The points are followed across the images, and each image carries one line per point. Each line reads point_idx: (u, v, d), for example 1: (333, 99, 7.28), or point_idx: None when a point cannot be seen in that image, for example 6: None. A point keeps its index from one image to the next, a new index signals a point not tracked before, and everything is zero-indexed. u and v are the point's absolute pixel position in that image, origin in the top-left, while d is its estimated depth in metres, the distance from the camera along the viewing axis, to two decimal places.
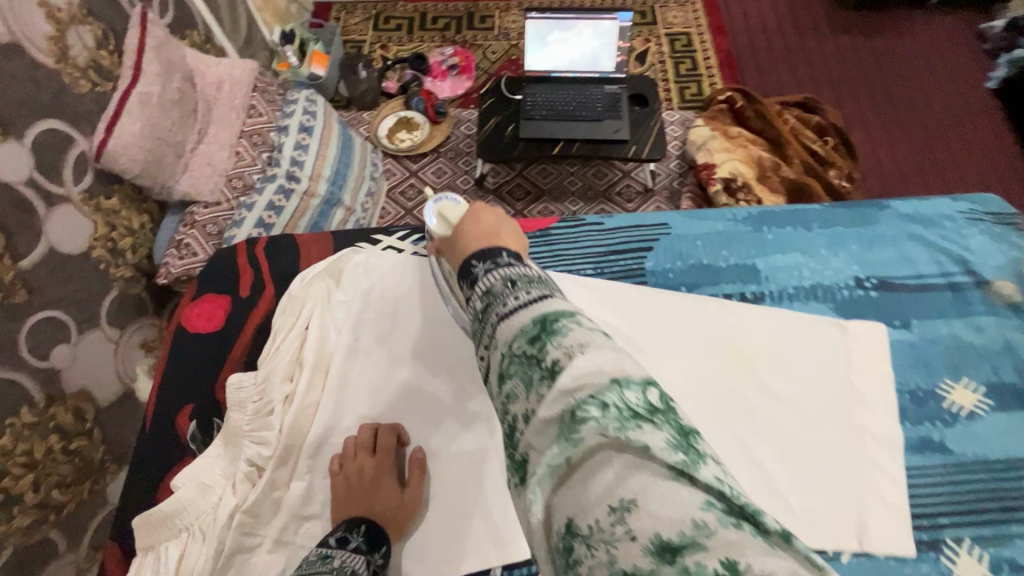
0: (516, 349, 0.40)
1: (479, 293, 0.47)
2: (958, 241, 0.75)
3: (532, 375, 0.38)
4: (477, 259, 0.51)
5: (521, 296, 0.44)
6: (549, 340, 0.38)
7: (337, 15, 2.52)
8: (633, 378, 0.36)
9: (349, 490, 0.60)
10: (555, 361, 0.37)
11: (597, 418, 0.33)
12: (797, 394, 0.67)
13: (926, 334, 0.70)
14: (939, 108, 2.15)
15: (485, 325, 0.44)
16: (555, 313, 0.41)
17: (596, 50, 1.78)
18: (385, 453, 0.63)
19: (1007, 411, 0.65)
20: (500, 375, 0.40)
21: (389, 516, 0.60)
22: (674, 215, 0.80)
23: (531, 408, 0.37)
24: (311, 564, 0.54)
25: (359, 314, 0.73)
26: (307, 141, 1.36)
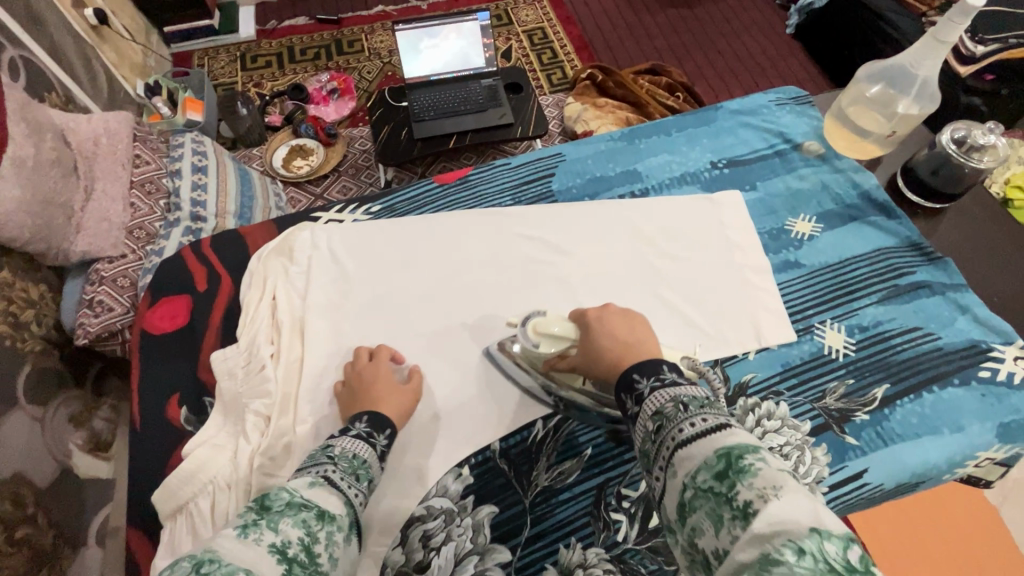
0: (702, 482, 0.44)
1: (647, 411, 0.52)
2: (775, 121, 0.98)
3: (722, 513, 0.42)
4: (639, 372, 0.56)
5: (697, 422, 0.48)
6: (739, 479, 0.42)
7: (200, 62, 2.50)
8: (832, 531, 0.38)
9: (354, 393, 0.69)
10: (747, 503, 0.41)
11: (792, 566, 0.36)
12: (693, 253, 0.84)
13: (769, 190, 0.91)
14: (756, 55, 2.58)
15: (660, 448, 0.49)
16: (737, 448, 0.45)
17: (465, 49, 1.96)
18: (381, 362, 0.72)
19: (834, 228, 0.87)
20: (681, 505, 0.45)
21: (391, 410, 0.68)
22: (565, 145, 0.96)
23: (721, 545, 0.41)
24: (315, 453, 0.59)
25: (316, 278, 0.80)
26: (204, 180, 1.37)
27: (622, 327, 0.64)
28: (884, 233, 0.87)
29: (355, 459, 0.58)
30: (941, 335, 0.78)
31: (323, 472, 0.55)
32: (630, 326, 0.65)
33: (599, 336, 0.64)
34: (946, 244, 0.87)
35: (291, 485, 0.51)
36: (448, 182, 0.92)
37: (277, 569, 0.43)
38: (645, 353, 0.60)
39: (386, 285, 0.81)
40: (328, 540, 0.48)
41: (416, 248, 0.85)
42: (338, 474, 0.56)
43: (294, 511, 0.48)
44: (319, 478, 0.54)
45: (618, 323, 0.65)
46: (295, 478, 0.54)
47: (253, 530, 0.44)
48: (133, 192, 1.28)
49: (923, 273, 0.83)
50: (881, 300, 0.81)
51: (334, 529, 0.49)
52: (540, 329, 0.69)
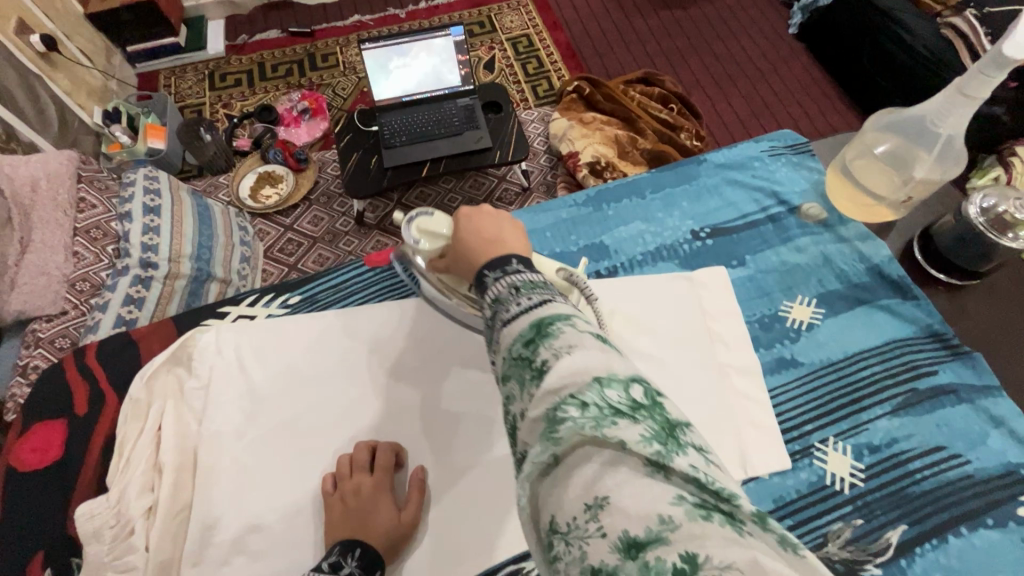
0: (514, 353, 0.39)
1: (487, 301, 0.46)
2: (768, 177, 0.84)
3: (524, 376, 0.38)
4: (488, 269, 0.47)
5: (525, 301, 0.42)
6: (543, 342, 0.38)
7: (166, 83, 2.37)
8: (619, 375, 0.35)
9: (346, 511, 0.59)
10: (543, 361, 0.37)
11: (575, 419, 0.33)
12: (667, 350, 0.70)
13: (760, 266, 0.77)
14: (757, 59, 2.40)
15: (493, 330, 0.43)
16: (552, 315, 0.40)
17: (437, 67, 1.81)
18: (383, 474, 0.62)
19: (839, 314, 0.73)
20: (499, 377, 0.40)
21: (385, 541, 0.58)
22: (520, 214, 0.82)
23: (523, 406, 0.37)
24: None
25: (215, 398, 0.67)
26: (157, 224, 1.22)
27: (490, 225, 0.53)
28: (898, 321, 0.72)
29: None
30: (971, 459, 0.64)
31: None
32: (501, 224, 0.54)
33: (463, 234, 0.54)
34: (972, 331, 0.73)
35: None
36: (380, 264, 0.79)
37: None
38: (506, 250, 0.50)
39: (301, 399, 0.69)
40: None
41: (339, 349, 0.72)
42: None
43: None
44: None
45: (487, 222, 0.54)
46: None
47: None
48: (77, 240, 1.14)
49: (947, 375, 0.69)
50: (896, 410, 0.67)
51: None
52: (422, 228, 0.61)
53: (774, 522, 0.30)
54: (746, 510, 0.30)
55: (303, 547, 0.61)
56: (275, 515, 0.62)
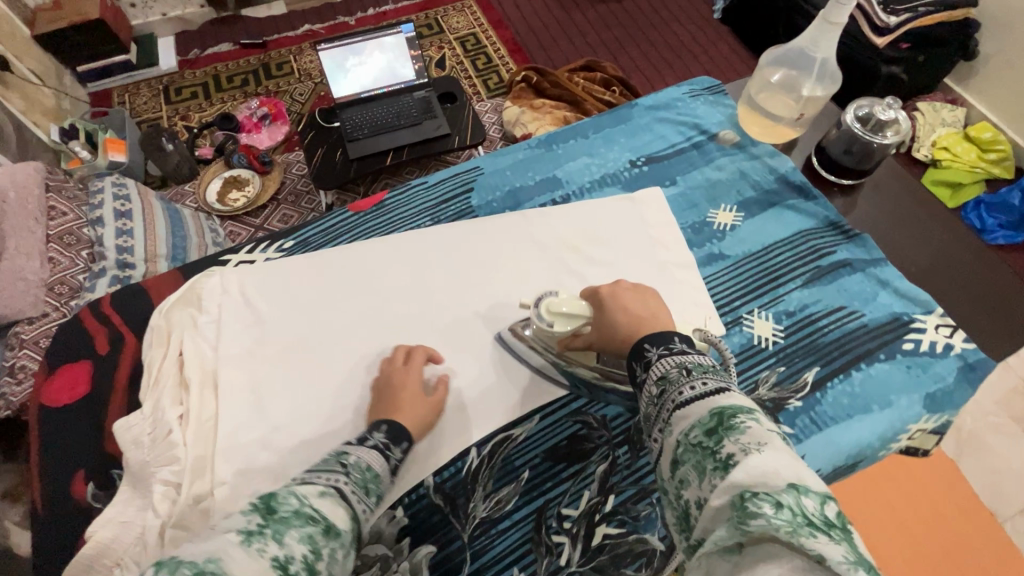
0: (694, 439, 0.48)
1: (652, 378, 0.56)
2: (690, 113, 0.98)
3: (706, 464, 0.46)
4: (650, 342, 0.59)
5: (696, 384, 0.52)
6: (725, 435, 0.46)
7: (121, 99, 2.39)
8: (811, 490, 0.41)
9: (384, 394, 0.68)
10: (729, 455, 0.45)
11: (768, 516, 0.39)
12: (618, 257, 0.83)
13: (689, 183, 0.91)
14: (686, 43, 2.62)
15: (661, 409, 0.53)
16: (730, 409, 0.48)
17: (390, 62, 1.92)
18: (416, 365, 0.70)
19: (755, 215, 0.88)
20: (674, 460, 0.49)
21: (415, 420, 0.66)
22: (483, 158, 0.94)
23: (702, 495, 0.45)
24: (326, 460, 0.56)
25: (227, 328, 0.76)
26: (129, 227, 1.26)
27: (634, 303, 0.65)
28: (802, 216, 0.87)
29: (367, 472, 0.56)
30: (865, 312, 0.79)
31: (336, 481, 0.53)
32: (644, 301, 0.66)
33: (614, 313, 0.65)
34: (863, 220, 0.89)
35: (301, 491, 0.49)
36: (363, 210, 0.88)
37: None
38: (656, 327, 0.61)
39: (306, 324, 0.78)
40: (333, 557, 0.46)
41: (334, 282, 0.81)
42: (351, 487, 0.53)
43: (300, 524, 0.46)
44: (331, 489, 0.51)
45: (631, 301, 0.66)
46: (306, 482, 0.51)
47: (258, 538, 0.43)
48: (50, 246, 1.20)
49: (844, 252, 0.84)
50: (806, 283, 0.81)
51: (337, 545, 0.47)
52: (554, 309, 0.69)
53: None
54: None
55: (319, 439, 0.70)
56: (291, 417, 0.71)
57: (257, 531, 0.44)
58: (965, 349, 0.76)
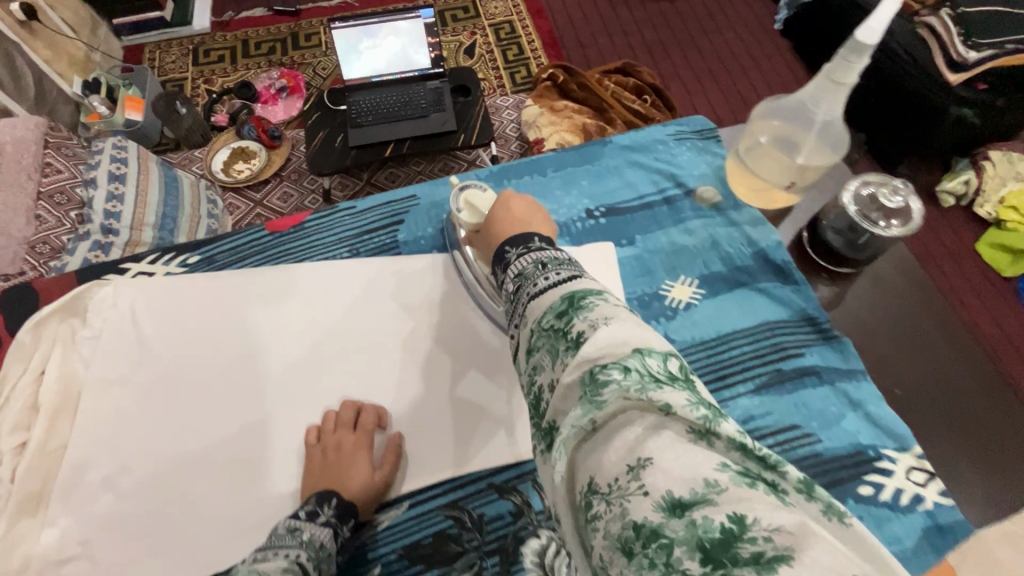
0: (546, 324, 0.43)
1: (513, 277, 0.51)
2: (670, 160, 0.85)
3: (558, 345, 0.40)
4: (512, 247, 0.55)
5: (550, 277, 0.47)
6: (575, 314, 0.41)
7: (150, 56, 2.39)
8: (655, 350, 0.37)
9: (325, 466, 0.64)
10: (579, 332, 0.39)
11: (618, 380, 0.34)
12: None
13: (649, 246, 0.78)
14: (738, 54, 2.39)
15: (519, 303, 0.48)
16: (582, 291, 0.43)
17: (405, 47, 1.80)
18: (364, 433, 0.66)
19: (717, 296, 0.75)
20: (529, 349, 0.43)
21: (360, 494, 0.62)
22: (422, 186, 0.84)
23: (556, 376, 0.39)
24: (282, 536, 0.56)
25: (106, 348, 0.71)
26: (121, 191, 1.11)
27: (524, 212, 0.63)
28: (774, 303, 0.74)
29: (321, 550, 0.56)
30: (822, 438, 0.65)
31: (294, 556, 0.54)
32: (532, 212, 0.64)
33: (496, 209, 0.64)
34: (851, 317, 0.74)
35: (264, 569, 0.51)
36: (280, 231, 0.80)
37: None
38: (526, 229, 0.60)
39: (189, 352, 0.72)
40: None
41: (231, 309, 0.75)
42: (310, 564, 0.54)
43: None
44: (291, 567, 0.53)
45: (522, 210, 0.63)
46: (264, 559, 0.54)
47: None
48: (39, 204, 1.04)
49: (813, 357, 0.70)
50: (757, 389, 0.68)
51: None
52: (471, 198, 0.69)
53: (819, 492, 0.30)
54: (790, 478, 0.31)
55: (171, 489, 0.64)
56: (147, 459, 0.65)
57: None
58: (937, 504, 0.62)
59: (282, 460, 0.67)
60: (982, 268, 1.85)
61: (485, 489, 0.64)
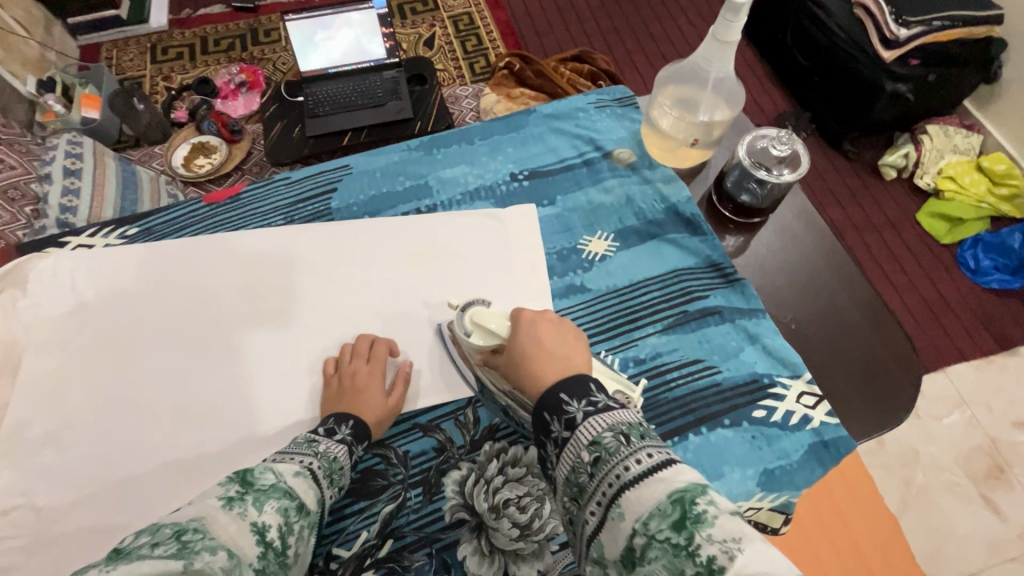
0: (659, 533, 0.40)
1: (582, 440, 0.48)
2: (590, 126, 0.90)
3: (683, 567, 0.39)
4: (567, 393, 0.52)
5: (640, 459, 0.45)
6: (698, 530, 0.39)
7: (107, 55, 2.37)
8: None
9: (341, 389, 0.69)
10: (712, 558, 0.38)
11: None
12: (471, 279, 0.78)
13: (568, 204, 0.83)
14: (689, 39, 2.47)
15: (601, 483, 0.45)
16: (688, 491, 0.42)
17: (359, 37, 1.83)
18: (377, 361, 0.70)
19: (631, 247, 0.80)
20: (633, 552, 0.41)
21: (374, 418, 0.67)
22: (355, 157, 0.88)
23: None
24: (300, 444, 0.60)
25: (46, 316, 0.73)
26: (78, 185, 1.12)
27: (552, 335, 0.60)
28: (682, 253, 0.79)
29: (334, 463, 0.59)
30: (722, 369, 0.71)
31: (306, 463, 0.57)
32: (563, 335, 0.61)
33: (524, 330, 0.60)
34: (751, 264, 0.81)
35: (278, 470, 0.53)
36: (217, 202, 0.85)
37: (254, 553, 0.44)
38: (566, 364, 0.56)
39: (128, 318, 0.75)
40: (299, 534, 0.49)
41: (170, 275, 0.78)
42: (320, 472, 0.57)
43: (277, 497, 0.49)
44: (303, 470, 0.55)
45: (549, 333, 0.60)
46: (280, 461, 0.56)
47: (238, 503, 0.46)
48: None
49: (717, 298, 0.76)
50: (665, 329, 0.74)
51: (305, 523, 0.51)
52: (478, 319, 0.63)
53: None
54: None
55: (111, 442, 0.68)
56: (88, 415, 0.69)
57: (236, 498, 0.47)
58: (824, 423, 0.68)
59: (217, 412, 0.70)
60: (923, 237, 1.93)
61: (411, 428, 0.69)
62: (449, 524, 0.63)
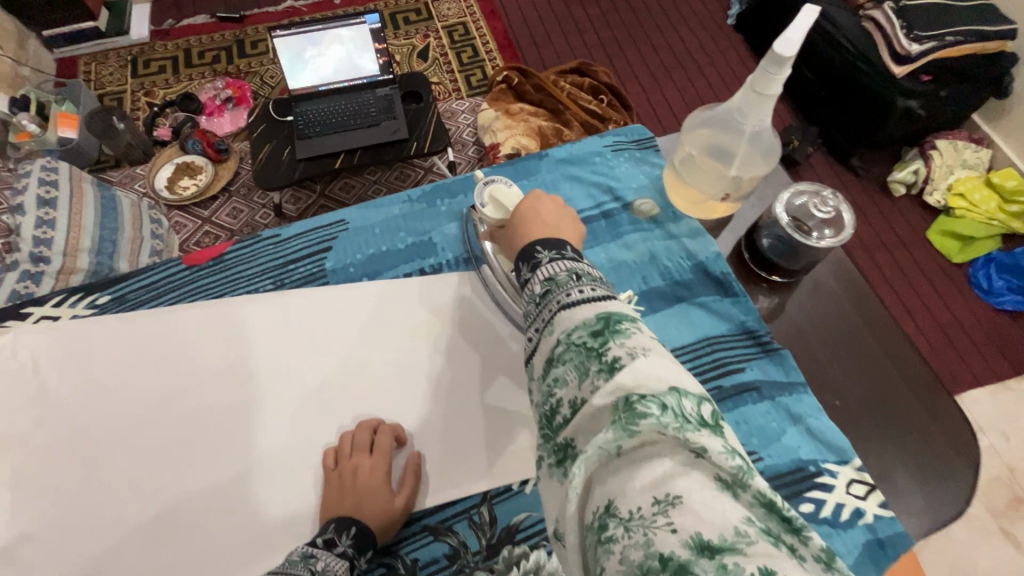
0: (576, 339, 0.43)
1: (540, 279, 0.50)
2: (607, 173, 0.83)
3: (589, 366, 0.41)
4: (543, 247, 0.54)
5: (584, 290, 0.47)
6: (611, 340, 0.42)
7: (86, 69, 2.26)
8: (689, 391, 0.39)
9: (342, 490, 0.61)
10: (615, 359, 0.40)
11: (657, 415, 0.35)
12: (481, 350, 0.71)
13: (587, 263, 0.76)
14: (693, 50, 2.40)
15: (544, 310, 0.48)
16: (617, 315, 0.44)
17: (351, 53, 1.73)
18: (382, 453, 0.63)
19: (658, 312, 0.73)
20: (552, 361, 0.44)
21: (378, 525, 0.59)
22: (351, 210, 0.81)
23: (580, 395, 0.41)
24: (293, 563, 0.54)
25: (6, 403, 0.65)
26: (53, 216, 1.02)
27: (551, 214, 0.61)
28: (713, 318, 0.72)
29: None
30: (762, 456, 0.64)
31: None
32: (560, 215, 0.62)
33: (525, 207, 0.62)
34: (787, 329, 0.74)
35: None
36: (197, 264, 0.76)
37: None
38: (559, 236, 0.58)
39: (94, 405, 0.67)
40: None
41: (144, 352, 0.70)
42: None
43: None
44: None
45: (548, 210, 0.62)
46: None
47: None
48: None
49: (753, 371, 0.69)
50: None
51: None
52: (495, 193, 0.66)
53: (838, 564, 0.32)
54: (810, 548, 0.33)
55: (74, 556, 0.60)
56: (51, 522, 0.61)
57: None
58: (877, 518, 0.61)
59: (195, 513, 0.62)
60: (934, 256, 1.88)
61: (420, 532, 0.61)
62: None
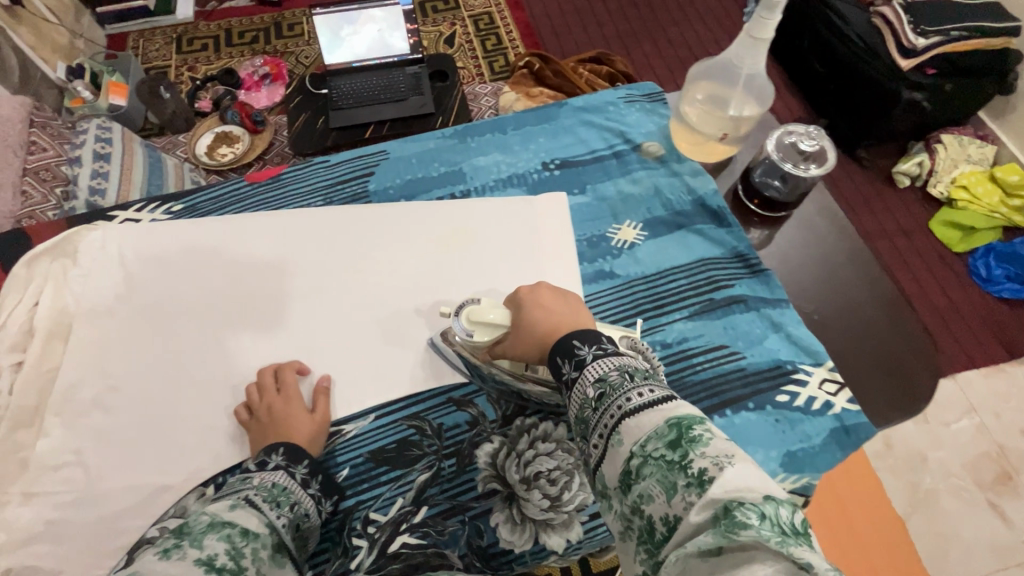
0: (653, 450, 0.43)
1: (590, 378, 0.52)
2: (619, 120, 0.93)
3: (674, 480, 0.41)
4: (580, 340, 0.56)
5: (643, 393, 0.48)
6: (692, 448, 0.42)
7: (134, 44, 2.42)
8: (781, 497, 0.39)
9: (265, 426, 0.67)
10: (702, 470, 0.40)
11: (757, 527, 0.36)
12: (501, 259, 0.80)
13: (598, 193, 0.86)
14: (708, 46, 2.48)
15: (603, 415, 0.49)
16: (686, 419, 0.44)
17: (385, 32, 1.82)
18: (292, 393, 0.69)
19: (658, 236, 0.82)
20: (630, 475, 0.44)
21: (305, 438, 0.67)
22: (392, 142, 0.92)
23: (671, 511, 0.41)
24: (233, 485, 0.58)
25: (93, 285, 0.77)
26: (106, 170, 1.06)
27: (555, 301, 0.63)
28: (708, 243, 0.82)
29: (275, 488, 0.58)
30: (745, 355, 0.73)
31: (245, 495, 0.55)
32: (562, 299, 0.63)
33: (530, 307, 0.62)
34: (772, 258, 0.83)
35: (210, 509, 0.51)
36: (259, 182, 0.88)
37: None
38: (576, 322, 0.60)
39: (167, 290, 0.78)
40: (255, 556, 0.48)
41: (208, 251, 0.81)
42: (260, 499, 0.55)
43: (217, 529, 0.48)
44: (239, 502, 0.53)
45: (553, 302, 0.63)
46: (216, 501, 0.53)
47: (176, 550, 0.45)
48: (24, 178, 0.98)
49: (741, 288, 0.78)
50: (692, 315, 0.76)
51: (259, 545, 0.49)
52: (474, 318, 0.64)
53: None
54: None
55: (148, 408, 0.70)
56: (131, 380, 0.72)
57: (170, 547, 0.45)
58: (845, 409, 0.70)
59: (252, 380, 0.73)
60: (934, 245, 1.94)
61: (445, 402, 0.71)
62: (482, 494, 0.66)
